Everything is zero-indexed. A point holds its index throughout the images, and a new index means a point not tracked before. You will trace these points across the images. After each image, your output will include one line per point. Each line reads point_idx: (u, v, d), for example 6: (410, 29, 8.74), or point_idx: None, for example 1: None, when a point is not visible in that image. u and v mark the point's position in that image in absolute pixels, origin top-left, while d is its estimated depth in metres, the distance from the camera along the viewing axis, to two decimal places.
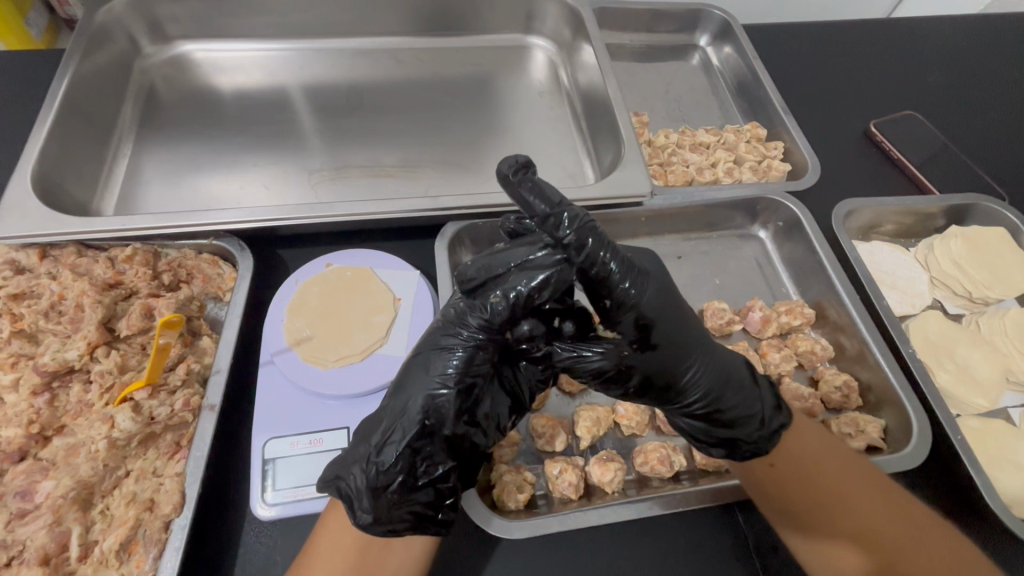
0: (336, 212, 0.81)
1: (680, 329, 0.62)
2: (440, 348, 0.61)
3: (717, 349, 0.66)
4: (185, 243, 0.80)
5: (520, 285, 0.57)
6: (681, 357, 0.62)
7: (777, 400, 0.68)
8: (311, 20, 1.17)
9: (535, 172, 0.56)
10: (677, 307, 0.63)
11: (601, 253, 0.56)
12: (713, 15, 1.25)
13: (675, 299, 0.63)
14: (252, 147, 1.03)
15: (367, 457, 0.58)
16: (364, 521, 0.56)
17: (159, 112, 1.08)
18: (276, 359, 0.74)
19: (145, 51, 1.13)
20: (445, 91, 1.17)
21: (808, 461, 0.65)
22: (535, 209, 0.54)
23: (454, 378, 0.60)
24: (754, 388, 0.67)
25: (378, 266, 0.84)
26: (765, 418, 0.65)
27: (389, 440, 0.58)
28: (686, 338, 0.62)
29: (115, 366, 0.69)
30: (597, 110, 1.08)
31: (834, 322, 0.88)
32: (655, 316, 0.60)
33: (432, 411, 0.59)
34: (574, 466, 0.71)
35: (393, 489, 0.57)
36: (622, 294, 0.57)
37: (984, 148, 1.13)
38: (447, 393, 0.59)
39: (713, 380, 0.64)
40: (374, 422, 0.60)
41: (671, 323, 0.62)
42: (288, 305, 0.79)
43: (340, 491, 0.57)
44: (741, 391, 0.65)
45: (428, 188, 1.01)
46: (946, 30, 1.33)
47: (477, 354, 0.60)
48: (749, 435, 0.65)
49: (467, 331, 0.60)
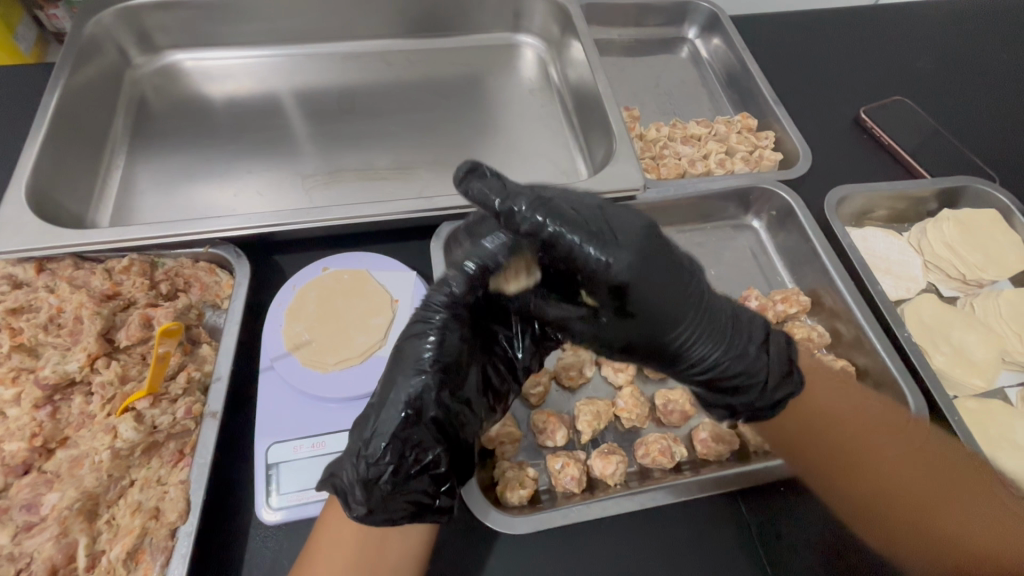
0: (333, 217, 0.82)
1: (671, 298, 0.59)
2: (414, 334, 0.62)
3: (721, 316, 0.65)
4: (182, 253, 0.81)
5: (484, 250, 0.60)
6: (667, 326, 0.60)
7: (786, 363, 0.68)
8: (301, 25, 1.17)
9: (486, 168, 0.55)
10: (654, 274, 0.57)
11: (562, 231, 0.54)
12: (701, 8, 1.26)
13: (663, 265, 0.58)
14: (245, 156, 1.04)
15: (355, 452, 0.58)
16: (359, 512, 0.57)
17: (150, 122, 1.08)
18: (276, 364, 0.74)
19: (135, 61, 1.13)
20: (435, 93, 1.18)
21: (829, 419, 0.67)
22: (490, 205, 0.54)
23: (430, 362, 0.60)
24: (753, 354, 0.66)
25: (374, 267, 0.83)
26: (773, 380, 0.67)
27: (374, 433, 0.58)
28: (675, 308, 0.59)
29: (116, 377, 0.69)
30: (588, 105, 1.08)
31: (830, 308, 0.89)
32: (634, 289, 0.56)
33: (413, 400, 0.59)
34: (576, 460, 0.71)
35: (385, 481, 0.57)
36: (592, 264, 0.54)
37: (973, 130, 1.14)
38: (426, 378, 0.60)
39: (711, 348, 0.64)
40: (364, 418, 0.61)
41: (654, 293, 0.58)
42: (286, 310, 0.78)
43: (335, 487, 0.58)
44: (743, 354, 0.65)
45: (422, 190, 1.01)
46: (933, 15, 1.33)
47: (447, 334, 0.61)
48: (754, 398, 0.67)
49: (434, 313, 0.62)
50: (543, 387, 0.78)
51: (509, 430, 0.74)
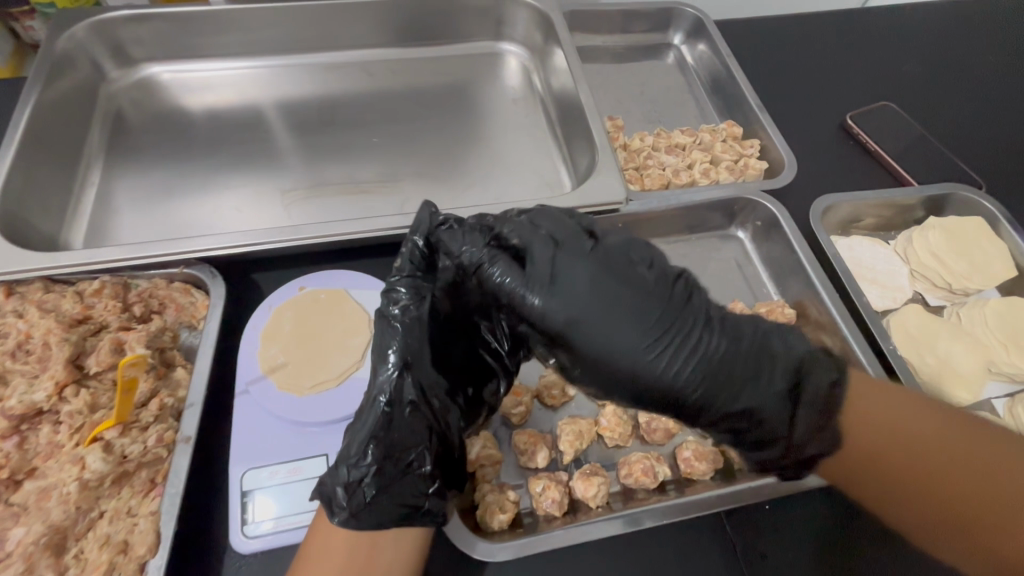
0: (310, 235, 0.81)
1: (631, 336, 0.60)
2: (387, 323, 0.65)
3: (718, 350, 0.62)
4: (156, 273, 0.79)
5: (418, 242, 0.69)
6: (643, 368, 0.60)
7: (819, 408, 0.61)
8: (280, 36, 1.15)
9: (435, 211, 0.70)
10: (612, 329, 0.60)
11: (488, 271, 0.63)
12: (686, 13, 1.25)
13: (619, 302, 0.60)
14: (223, 171, 1.02)
15: (342, 458, 0.61)
16: (342, 517, 0.59)
17: (125, 138, 1.06)
18: (251, 389, 0.72)
19: (110, 75, 1.11)
20: (417, 103, 1.16)
21: (886, 439, 0.59)
22: (421, 247, 0.69)
23: (398, 355, 0.64)
24: (762, 393, 0.62)
25: (353, 285, 0.82)
26: (794, 433, 0.62)
27: (356, 436, 0.61)
28: (643, 341, 0.60)
29: (85, 406, 0.68)
30: (571, 115, 1.07)
31: (815, 320, 0.88)
32: (570, 326, 0.60)
33: (393, 391, 0.62)
34: (558, 482, 0.70)
35: (367, 484, 0.60)
36: (522, 304, 0.61)
37: (960, 136, 1.13)
38: (398, 373, 0.63)
39: (708, 388, 0.61)
40: (349, 425, 0.63)
41: (601, 332, 0.59)
42: (262, 332, 0.77)
43: (321, 492, 0.60)
44: (752, 394, 0.62)
45: (404, 203, 1.00)
46: (918, 18, 1.33)
47: (411, 317, 0.65)
48: (777, 453, 0.63)
49: (399, 299, 0.66)
50: (525, 406, 0.77)
51: (490, 451, 0.73)
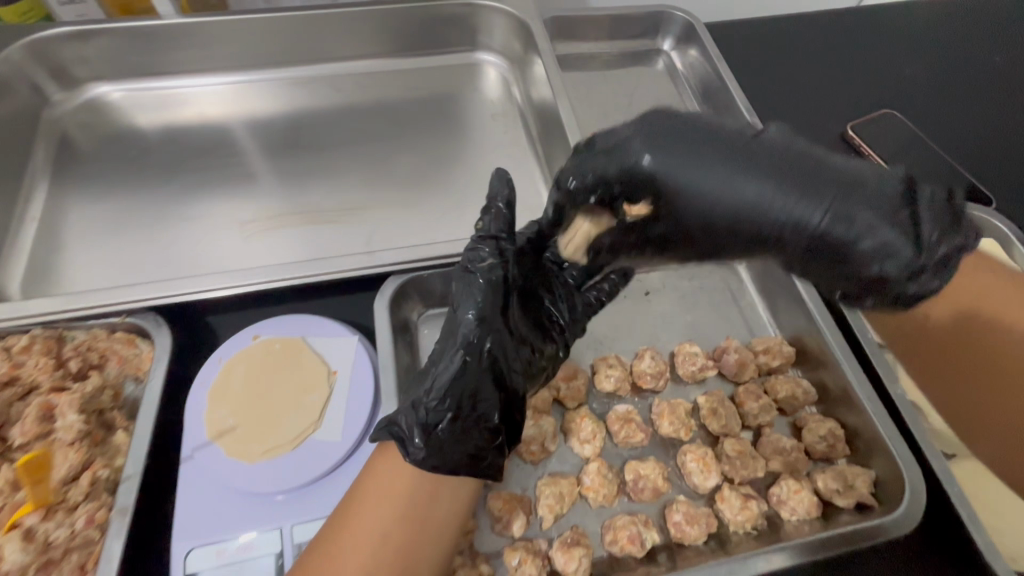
0: (263, 279, 0.74)
1: (727, 168, 0.55)
2: (467, 280, 0.63)
3: (811, 160, 0.54)
4: (95, 323, 0.72)
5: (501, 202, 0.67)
6: (737, 191, 0.55)
7: (936, 218, 0.52)
8: (239, 51, 1.07)
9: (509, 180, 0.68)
10: (699, 163, 0.55)
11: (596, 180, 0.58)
12: (676, 18, 1.17)
13: (707, 137, 0.56)
14: (179, 201, 0.95)
15: (414, 403, 0.60)
16: (417, 456, 0.58)
17: (70, 168, 0.99)
18: (196, 456, 0.66)
19: (53, 99, 1.03)
20: (389, 120, 1.09)
21: None
22: (500, 208, 0.67)
23: (478, 314, 0.61)
24: (875, 193, 0.52)
25: (310, 332, 0.75)
26: (908, 236, 0.51)
27: (435, 381, 0.60)
28: (728, 170, 0.55)
29: (6, 485, 0.62)
30: (552, 134, 1.00)
31: (816, 358, 0.81)
32: (668, 172, 0.56)
33: (471, 343, 0.60)
34: (535, 555, 0.65)
35: (443, 427, 0.59)
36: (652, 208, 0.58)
37: (969, 146, 1.06)
38: (470, 323, 0.61)
39: (813, 201, 0.52)
40: (423, 374, 0.63)
41: (693, 170, 0.55)
42: (209, 390, 0.70)
43: (392, 433, 0.59)
44: (860, 201, 0.52)
45: (372, 234, 0.93)
46: (921, 19, 1.25)
47: (493, 277, 0.63)
48: (897, 273, 0.51)
49: (482, 257, 0.64)
50: None
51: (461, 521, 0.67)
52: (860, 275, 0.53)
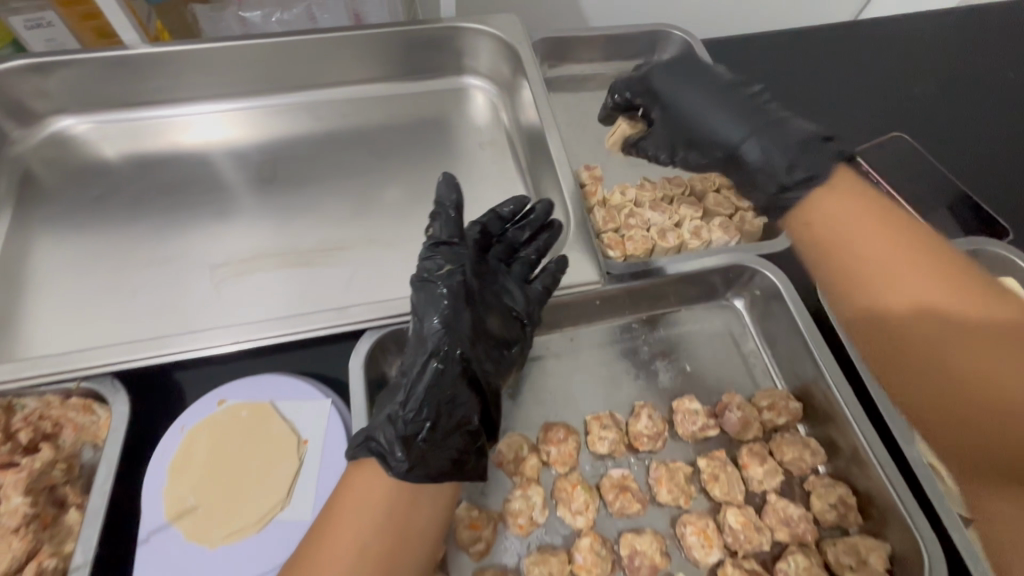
0: (228, 340, 0.69)
1: (730, 119, 0.77)
2: (425, 294, 0.62)
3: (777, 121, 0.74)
4: (47, 390, 0.67)
5: (451, 204, 0.65)
6: (708, 135, 0.77)
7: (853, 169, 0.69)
8: (211, 81, 1.01)
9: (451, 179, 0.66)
10: (692, 92, 0.80)
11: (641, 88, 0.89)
12: (674, 37, 1.11)
13: (737, 99, 0.78)
14: (146, 243, 0.90)
15: (389, 416, 0.59)
16: (400, 469, 0.56)
17: (31, 211, 0.93)
18: (152, 541, 0.60)
19: (11, 135, 0.96)
20: (370, 150, 1.03)
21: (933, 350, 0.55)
22: (447, 214, 0.65)
23: (445, 319, 0.61)
24: (784, 144, 0.71)
25: (279, 396, 0.69)
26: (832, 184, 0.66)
27: (410, 393, 0.60)
28: (737, 115, 0.76)
29: None
30: (542, 166, 0.94)
31: (823, 413, 0.75)
32: (668, 102, 0.83)
33: (442, 347, 0.61)
34: None
35: (423, 437, 0.58)
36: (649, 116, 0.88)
37: (983, 173, 1.00)
38: (441, 332, 0.61)
39: (751, 134, 0.73)
40: (394, 388, 0.63)
41: (676, 111, 0.81)
42: (169, 464, 0.65)
43: (372, 449, 0.58)
44: (809, 151, 0.69)
45: (351, 276, 0.88)
46: (931, 34, 1.19)
47: (454, 286, 0.62)
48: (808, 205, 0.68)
49: (437, 267, 0.63)
50: (485, 543, 0.65)
51: None
52: (775, 199, 0.70)
